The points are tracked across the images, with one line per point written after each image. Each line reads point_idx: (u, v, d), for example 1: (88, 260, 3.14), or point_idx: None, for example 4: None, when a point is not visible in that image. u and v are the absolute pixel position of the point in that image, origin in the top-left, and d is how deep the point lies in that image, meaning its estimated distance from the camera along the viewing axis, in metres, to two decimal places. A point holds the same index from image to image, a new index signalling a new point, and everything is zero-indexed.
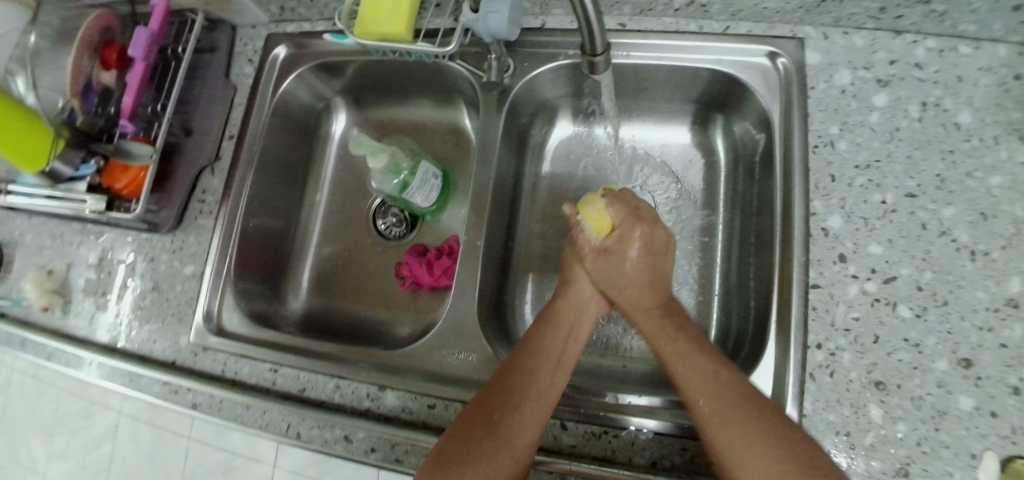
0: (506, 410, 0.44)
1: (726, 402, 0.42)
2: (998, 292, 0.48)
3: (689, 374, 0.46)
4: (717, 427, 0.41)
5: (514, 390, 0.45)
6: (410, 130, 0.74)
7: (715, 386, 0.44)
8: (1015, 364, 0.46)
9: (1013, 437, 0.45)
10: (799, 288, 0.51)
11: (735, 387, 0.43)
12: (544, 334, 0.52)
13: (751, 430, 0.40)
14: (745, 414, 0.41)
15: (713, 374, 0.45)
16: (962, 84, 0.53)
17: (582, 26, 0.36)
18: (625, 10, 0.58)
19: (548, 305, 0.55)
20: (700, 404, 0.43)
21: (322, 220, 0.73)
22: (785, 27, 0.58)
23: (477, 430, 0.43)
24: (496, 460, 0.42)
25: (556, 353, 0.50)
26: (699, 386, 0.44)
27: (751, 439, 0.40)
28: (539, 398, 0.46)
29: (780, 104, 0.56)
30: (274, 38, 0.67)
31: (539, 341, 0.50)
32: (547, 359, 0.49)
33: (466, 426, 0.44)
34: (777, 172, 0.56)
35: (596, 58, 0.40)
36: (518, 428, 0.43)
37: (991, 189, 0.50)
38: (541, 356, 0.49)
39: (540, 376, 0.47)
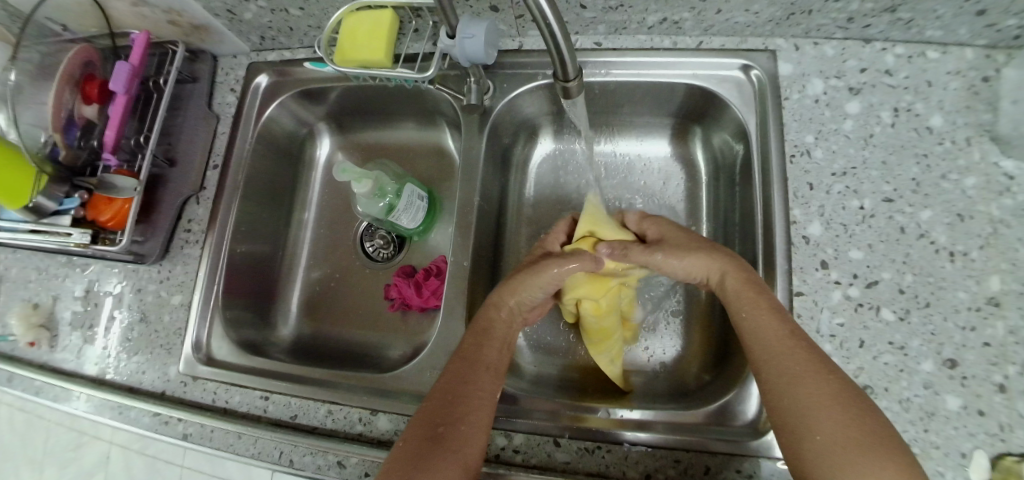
0: (450, 423, 0.43)
1: (800, 369, 0.40)
2: (978, 291, 0.49)
3: (767, 344, 0.42)
4: (786, 389, 0.39)
5: (456, 402, 0.44)
6: (395, 151, 0.74)
7: (797, 363, 0.40)
8: (999, 362, 0.47)
9: (1001, 434, 0.45)
10: (784, 295, 0.52)
11: (810, 359, 0.40)
12: (480, 343, 0.50)
13: (818, 409, 0.37)
14: (816, 379, 0.39)
15: (796, 341, 0.41)
16: (932, 89, 0.54)
17: (553, 54, 0.37)
18: (600, 29, 0.59)
19: (483, 312, 0.53)
20: (769, 368, 0.41)
21: (310, 244, 0.73)
22: (757, 40, 0.59)
23: (427, 445, 0.41)
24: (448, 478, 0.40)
25: (493, 362, 0.49)
26: (780, 344, 0.42)
27: (819, 404, 0.37)
28: (481, 407, 0.45)
29: (757, 115, 0.57)
30: (256, 66, 0.68)
31: (476, 352, 0.49)
32: (487, 369, 0.48)
33: (412, 444, 0.42)
34: (756, 181, 0.57)
35: (569, 83, 0.40)
36: (466, 441, 0.42)
37: (966, 190, 0.51)
38: (478, 365, 0.47)
39: (480, 385, 0.46)
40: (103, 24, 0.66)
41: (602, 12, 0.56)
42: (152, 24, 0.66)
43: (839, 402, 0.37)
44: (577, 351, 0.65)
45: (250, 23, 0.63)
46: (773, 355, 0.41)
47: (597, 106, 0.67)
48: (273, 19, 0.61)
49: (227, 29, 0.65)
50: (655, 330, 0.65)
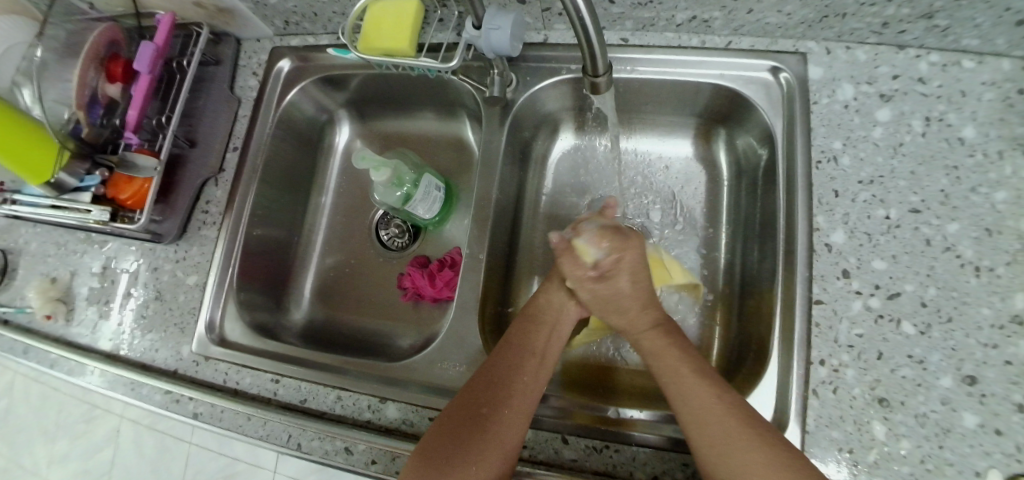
0: (494, 406, 0.46)
1: (708, 409, 0.43)
2: (1003, 308, 0.48)
3: (696, 408, 0.44)
4: (702, 433, 0.43)
5: (500, 387, 0.47)
6: (413, 141, 0.74)
7: (711, 402, 0.44)
8: (1020, 381, 0.46)
9: (1019, 455, 0.44)
10: (803, 302, 0.51)
11: (721, 397, 0.44)
12: (529, 330, 0.52)
13: (737, 453, 0.41)
14: (733, 421, 0.42)
15: (697, 374, 0.46)
16: (966, 99, 0.53)
17: (584, 48, 0.36)
18: (627, 25, 0.58)
19: (530, 300, 0.56)
20: (689, 413, 0.44)
21: (325, 231, 0.74)
22: (787, 42, 0.58)
23: (467, 428, 0.45)
24: (485, 456, 0.43)
25: (541, 350, 0.51)
26: (686, 385, 0.46)
27: (742, 445, 0.41)
28: (525, 394, 0.47)
29: (783, 119, 0.56)
30: (279, 50, 0.68)
31: (524, 338, 0.51)
32: (533, 358, 0.50)
33: (454, 425, 0.45)
34: (779, 186, 0.56)
35: (597, 78, 0.40)
36: (504, 429, 0.45)
37: (995, 205, 0.50)
38: (526, 353, 0.50)
39: (526, 373, 0.48)
40: (129, 3, 0.66)
41: (630, 8, 0.55)
42: (178, 4, 0.66)
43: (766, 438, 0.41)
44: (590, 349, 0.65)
45: (274, 7, 0.63)
46: (687, 397, 0.45)
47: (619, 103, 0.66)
48: (297, 4, 0.61)
49: (251, 12, 0.65)
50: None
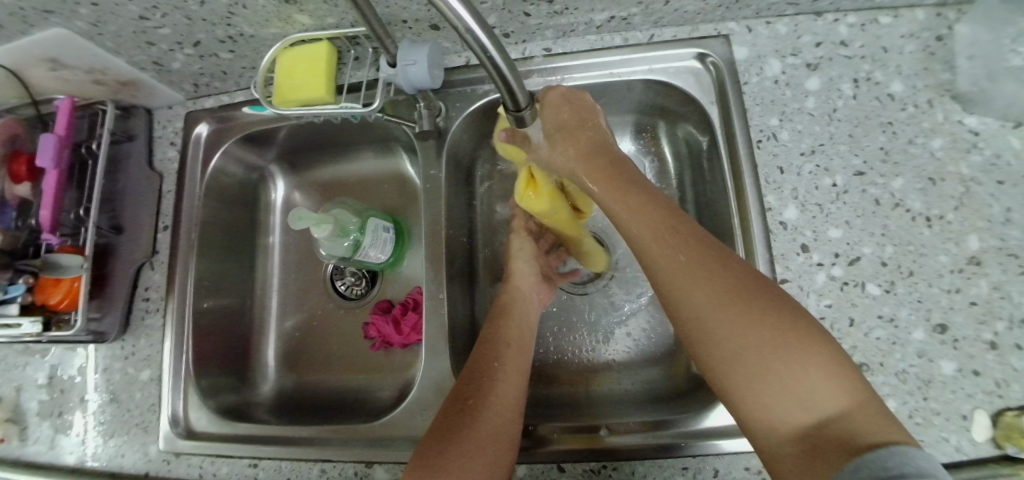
0: (480, 395, 0.46)
1: (694, 267, 0.41)
2: (960, 253, 0.50)
3: (657, 246, 0.43)
4: (691, 289, 0.40)
5: (483, 376, 0.48)
6: (352, 185, 0.70)
7: (694, 267, 0.41)
8: (987, 320, 0.49)
9: (998, 391, 0.48)
10: (770, 286, 0.49)
11: (704, 255, 0.41)
12: (502, 324, 0.54)
13: (719, 302, 0.39)
14: (717, 277, 0.40)
15: (675, 229, 0.43)
16: (888, 54, 0.54)
17: (500, 86, 0.35)
18: (549, 34, 0.56)
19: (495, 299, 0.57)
20: (668, 273, 0.42)
21: (278, 292, 0.69)
22: (709, 26, 0.56)
23: (455, 419, 0.44)
24: (480, 444, 0.42)
25: (516, 339, 0.52)
26: (660, 248, 0.43)
27: (718, 304, 0.39)
28: (509, 381, 0.48)
29: (718, 104, 0.54)
30: (195, 114, 0.63)
31: (500, 330, 0.53)
32: (511, 346, 0.51)
33: (446, 416, 0.44)
34: (724, 167, 0.53)
35: (521, 112, 0.39)
36: (509, 384, 0.48)
37: (935, 152, 0.52)
38: (502, 343, 0.51)
39: (507, 360, 0.50)
40: (23, 94, 0.62)
41: (548, 18, 0.52)
42: (76, 86, 0.62)
43: (749, 301, 0.38)
44: (568, 360, 0.63)
45: (180, 72, 0.59)
46: (671, 260, 0.42)
47: None
48: (204, 66, 0.59)
49: (157, 81, 0.61)
50: (646, 326, 0.63)
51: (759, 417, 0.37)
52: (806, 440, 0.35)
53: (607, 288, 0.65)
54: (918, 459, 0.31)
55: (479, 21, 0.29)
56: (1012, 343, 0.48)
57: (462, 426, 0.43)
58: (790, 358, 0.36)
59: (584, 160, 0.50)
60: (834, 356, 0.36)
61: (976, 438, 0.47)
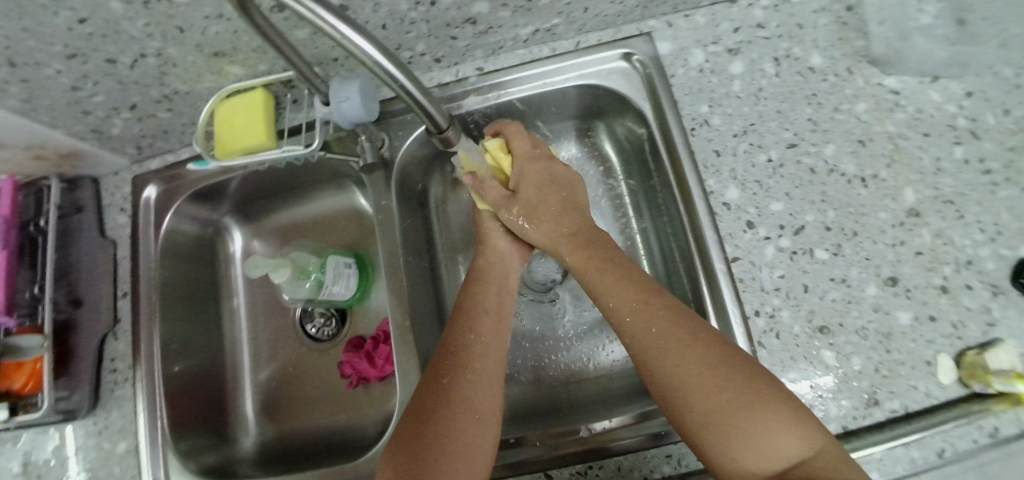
0: (455, 372, 0.46)
1: (664, 335, 0.45)
2: (898, 207, 0.52)
3: (630, 317, 0.47)
4: (660, 356, 0.44)
5: (457, 351, 0.48)
6: (308, 227, 0.70)
7: (666, 333, 0.45)
8: (934, 266, 0.52)
9: (958, 332, 0.50)
10: (722, 265, 0.51)
11: (673, 323, 0.45)
12: (477, 291, 0.54)
13: (692, 368, 0.42)
14: (686, 345, 0.43)
15: (647, 299, 0.48)
16: (804, 30, 0.56)
17: (419, 111, 0.43)
18: (478, 54, 0.57)
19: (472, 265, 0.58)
20: (643, 341, 0.46)
21: (249, 344, 0.69)
22: (630, 27, 0.58)
23: (432, 399, 0.44)
24: (457, 420, 0.42)
25: (493, 307, 0.53)
26: (636, 317, 0.47)
27: (689, 369, 0.42)
28: (486, 353, 0.48)
29: (649, 99, 0.56)
30: (140, 178, 0.62)
31: (475, 299, 0.53)
32: (487, 314, 0.51)
33: (424, 394, 0.45)
34: (665, 159, 0.55)
35: (443, 132, 0.48)
36: (486, 354, 0.48)
37: (859, 116, 0.54)
38: (479, 310, 0.51)
39: (482, 330, 0.50)
40: None
41: (475, 38, 0.54)
42: None
43: (716, 365, 0.42)
44: (546, 368, 0.64)
45: (120, 137, 0.59)
46: (646, 329, 0.46)
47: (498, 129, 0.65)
48: (145, 128, 0.59)
49: (99, 149, 0.61)
50: (617, 323, 0.64)
51: (727, 470, 0.40)
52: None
53: (575, 290, 0.67)
54: None
55: (388, 57, 0.36)
56: (961, 284, 0.51)
57: (439, 405, 0.43)
58: (755, 417, 0.39)
59: (561, 234, 0.55)
60: (794, 412, 0.39)
61: (942, 381, 0.49)
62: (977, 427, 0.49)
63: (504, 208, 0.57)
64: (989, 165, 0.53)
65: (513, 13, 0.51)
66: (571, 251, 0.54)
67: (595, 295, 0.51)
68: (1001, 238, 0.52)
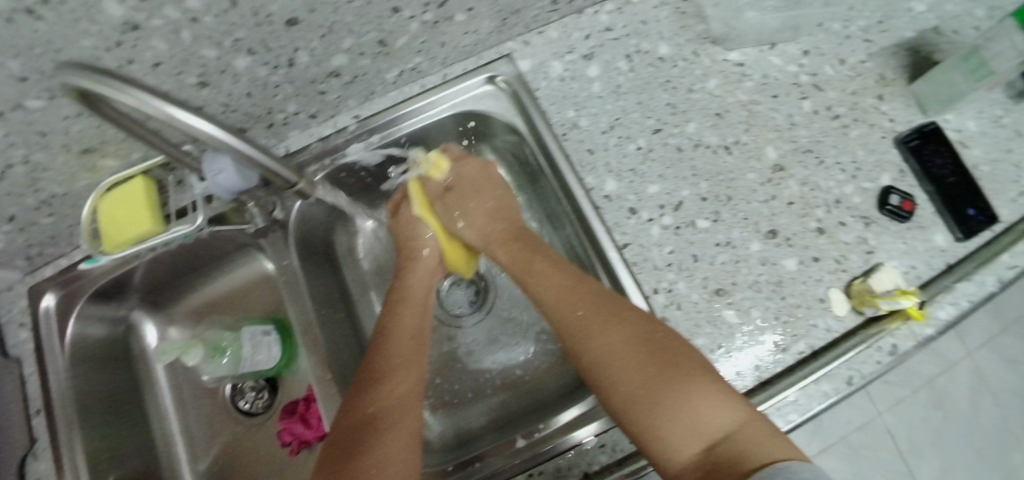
0: (380, 400, 0.45)
1: (595, 320, 0.48)
2: (764, 165, 0.56)
3: (560, 308, 0.51)
4: (591, 340, 0.48)
5: (382, 375, 0.48)
6: (223, 302, 0.69)
7: (597, 317, 0.48)
8: (806, 212, 0.55)
9: (841, 267, 0.54)
10: (616, 253, 0.53)
11: (603, 307, 0.48)
12: (403, 312, 0.55)
13: (624, 353, 0.45)
14: (615, 328, 0.47)
15: (579, 289, 0.51)
16: (648, 26, 0.60)
17: (264, 169, 0.45)
18: (353, 103, 0.59)
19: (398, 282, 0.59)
20: (575, 329, 0.49)
21: (183, 437, 0.65)
22: (492, 52, 0.61)
23: (356, 430, 0.43)
24: (383, 444, 0.42)
25: (415, 328, 0.53)
26: (567, 308, 0.50)
27: (616, 351, 0.46)
28: (411, 376, 0.48)
29: (518, 113, 0.59)
30: (36, 288, 0.59)
31: (399, 322, 0.54)
32: (409, 336, 0.52)
33: (348, 424, 0.44)
34: (545, 165, 0.58)
35: (296, 185, 0.50)
36: (412, 377, 0.48)
37: (712, 91, 0.58)
38: (403, 334, 0.52)
39: (403, 353, 0.50)
40: None
41: (344, 89, 0.56)
42: None
43: (642, 346, 0.45)
44: (485, 389, 0.64)
45: (4, 252, 0.58)
46: (577, 316, 0.49)
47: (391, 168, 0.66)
48: (30, 237, 0.58)
49: None
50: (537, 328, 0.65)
51: (653, 448, 0.42)
52: (703, 469, 0.39)
53: (492, 310, 0.68)
54: (795, 471, 0.34)
55: (219, 124, 0.37)
56: (835, 222, 0.55)
57: (367, 432, 0.43)
58: (679, 393, 0.42)
59: (494, 234, 0.59)
60: (718, 387, 0.42)
61: (839, 313, 0.52)
62: (877, 350, 0.51)
63: (440, 203, 0.61)
64: (835, 111, 0.58)
65: (375, 58, 0.54)
66: (504, 249, 0.58)
67: (530, 292, 0.54)
68: (861, 173, 0.57)
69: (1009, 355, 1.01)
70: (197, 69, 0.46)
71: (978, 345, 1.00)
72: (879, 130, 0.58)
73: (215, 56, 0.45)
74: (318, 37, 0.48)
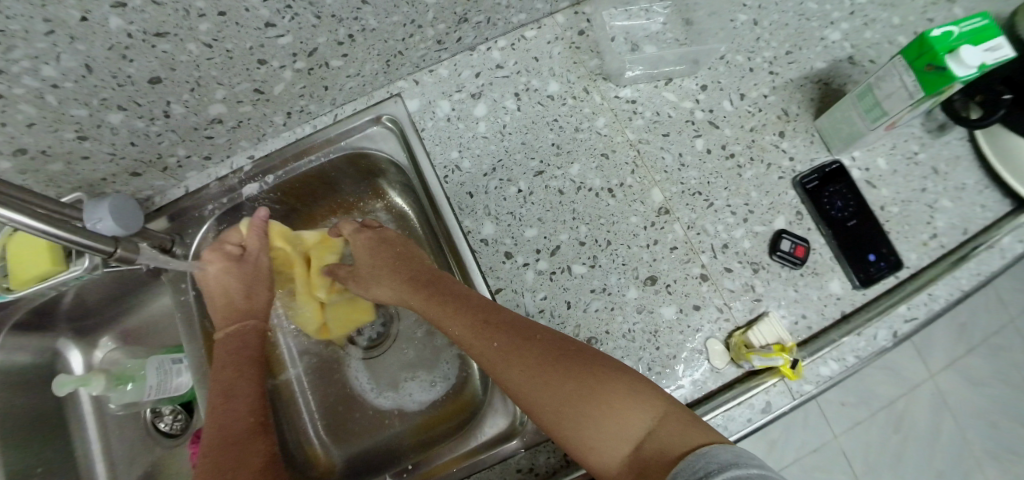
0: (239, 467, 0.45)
1: (506, 348, 0.44)
2: (648, 207, 0.55)
3: (470, 341, 0.46)
4: (506, 371, 0.43)
5: (238, 442, 0.47)
6: (142, 331, 0.73)
7: (506, 346, 0.44)
8: (690, 257, 0.53)
9: (723, 316, 0.51)
10: (488, 298, 0.52)
11: (510, 333, 0.44)
12: (236, 369, 0.53)
13: (544, 371, 0.42)
14: (526, 352, 0.43)
15: (484, 315, 0.47)
16: (540, 62, 0.60)
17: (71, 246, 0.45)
18: (246, 144, 0.61)
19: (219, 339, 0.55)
20: (490, 358, 0.45)
21: (103, 458, 0.67)
22: (382, 91, 0.61)
23: None
24: None
25: (250, 385, 0.52)
26: (476, 337, 0.46)
27: (530, 377, 0.42)
28: (258, 436, 0.49)
29: (400, 150, 0.60)
30: None
31: (233, 381, 0.52)
32: (246, 394, 0.51)
33: None
34: (427, 203, 0.58)
35: (113, 253, 0.49)
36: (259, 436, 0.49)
37: (599, 130, 0.57)
38: (237, 393, 0.51)
39: (244, 413, 0.50)
40: None
41: (232, 133, 0.58)
42: None
43: (555, 362, 0.42)
44: (381, 421, 0.65)
45: None
46: (488, 347, 0.45)
47: (294, 203, 0.67)
48: None
49: None
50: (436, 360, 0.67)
51: (592, 458, 0.39)
52: (636, 471, 0.37)
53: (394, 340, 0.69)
54: (716, 452, 0.34)
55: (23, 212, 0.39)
56: (719, 269, 0.53)
57: None
58: (599, 402, 0.39)
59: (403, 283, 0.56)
60: (630, 382, 0.40)
61: (716, 365, 0.50)
62: (748, 406, 0.48)
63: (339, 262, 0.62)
64: (731, 150, 0.56)
65: (253, 105, 0.55)
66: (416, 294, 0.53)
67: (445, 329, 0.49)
68: (752, 216, 0.54)
69: (976, 378, 0.95)
70: (72, 126, 0.46)
71: (941, 367, 0.95)
72: (777, 169, 0.56)
73: (86, 114, 0.46)
74: (188, 91, 0.49)
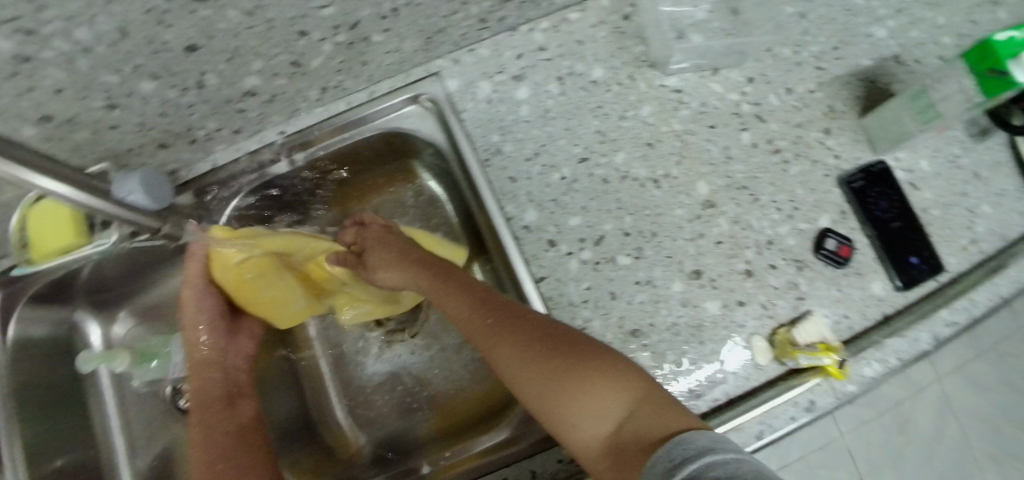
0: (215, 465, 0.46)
1: (496, 325, 0.43)
2: (693, 200, 0.54)
3: (463, 319, 0.46)
4: (495, 349, 0.42)
5: (217, 441, 0.49)
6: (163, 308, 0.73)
7: (494, 323, 0.43)
8: (735, 252, 0.53)
9: (767, 313, 0.51)
10: (531, 285, 0.51)
11: (501, 313, 0.43)
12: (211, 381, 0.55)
13: (532, 350, 0.40)
14: (513, 330, 0.42)
15: (479, 296, 0.46)
16: (583, 46, 0.58)
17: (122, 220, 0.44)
18: (277, 119, 0.59)
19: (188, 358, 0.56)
20: (479, 337, 0.44)
21: (125, 434, 0.65)
22: (420, 69, 0.59)
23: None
24: None
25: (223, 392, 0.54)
26: (468, 314, 0.45)
27: (518, 354, 0.41)
28: (238, 432, 0.50)
29: (439, 129, 0.59)
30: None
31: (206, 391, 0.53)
32: (221, 401, 0.53)
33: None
34: (467, 186, 0.57)
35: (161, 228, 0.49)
36: (240, 434, 0.50)
37: (645, 120, 0.56)
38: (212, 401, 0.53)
39: (221, 414, 0.51)
40: None
41: (265, 107, 0.56)
42: None
43: (541, 341, 0.41)
44: (407, 405, 0.65)
45: None
46: (479, 323, 0.44)
47: (323, 179, 0.66)
48: None
49: None
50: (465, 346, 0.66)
51: (570, 439, 0.37)
52: (613, 454, 0.35)
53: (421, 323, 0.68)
54: (694, 439, 0.31)
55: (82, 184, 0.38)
56: (764, 265, 0.53)
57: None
58: (580, 383, 0.38)
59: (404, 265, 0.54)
60: (616, 367, 0.38)
61: (758, 361, 0.50)
62: (791, 403, 0.49)
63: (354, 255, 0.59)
64: (777, 145, 0.56)
65: (289, 79, 0.53)
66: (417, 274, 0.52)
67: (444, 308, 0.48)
68: (797, 213, 0.54)
69: (982, 379, 0.97)
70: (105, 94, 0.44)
71: (949, 368, 0.96)
72: (822, 167, 0.55)
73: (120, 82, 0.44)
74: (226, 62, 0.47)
